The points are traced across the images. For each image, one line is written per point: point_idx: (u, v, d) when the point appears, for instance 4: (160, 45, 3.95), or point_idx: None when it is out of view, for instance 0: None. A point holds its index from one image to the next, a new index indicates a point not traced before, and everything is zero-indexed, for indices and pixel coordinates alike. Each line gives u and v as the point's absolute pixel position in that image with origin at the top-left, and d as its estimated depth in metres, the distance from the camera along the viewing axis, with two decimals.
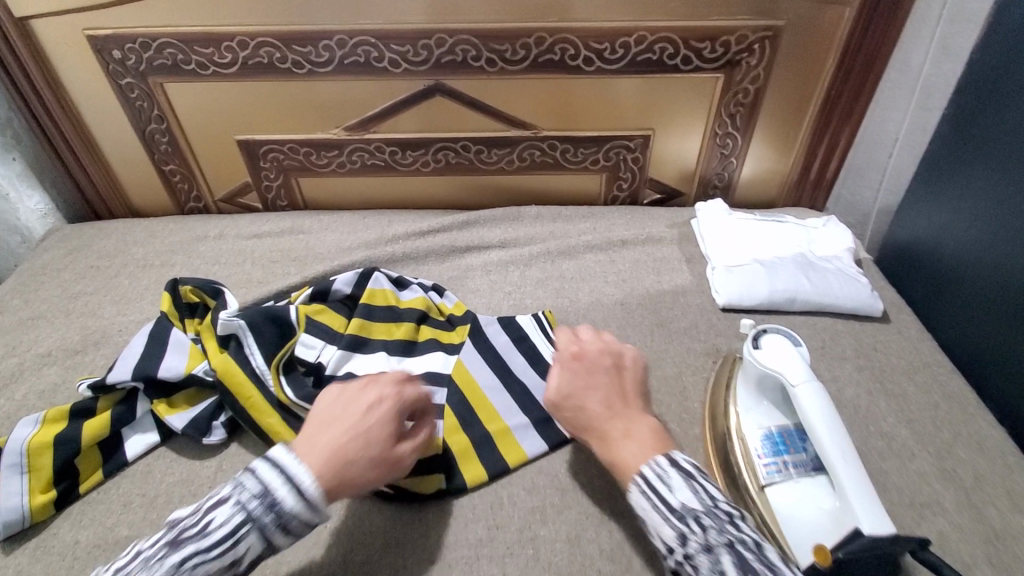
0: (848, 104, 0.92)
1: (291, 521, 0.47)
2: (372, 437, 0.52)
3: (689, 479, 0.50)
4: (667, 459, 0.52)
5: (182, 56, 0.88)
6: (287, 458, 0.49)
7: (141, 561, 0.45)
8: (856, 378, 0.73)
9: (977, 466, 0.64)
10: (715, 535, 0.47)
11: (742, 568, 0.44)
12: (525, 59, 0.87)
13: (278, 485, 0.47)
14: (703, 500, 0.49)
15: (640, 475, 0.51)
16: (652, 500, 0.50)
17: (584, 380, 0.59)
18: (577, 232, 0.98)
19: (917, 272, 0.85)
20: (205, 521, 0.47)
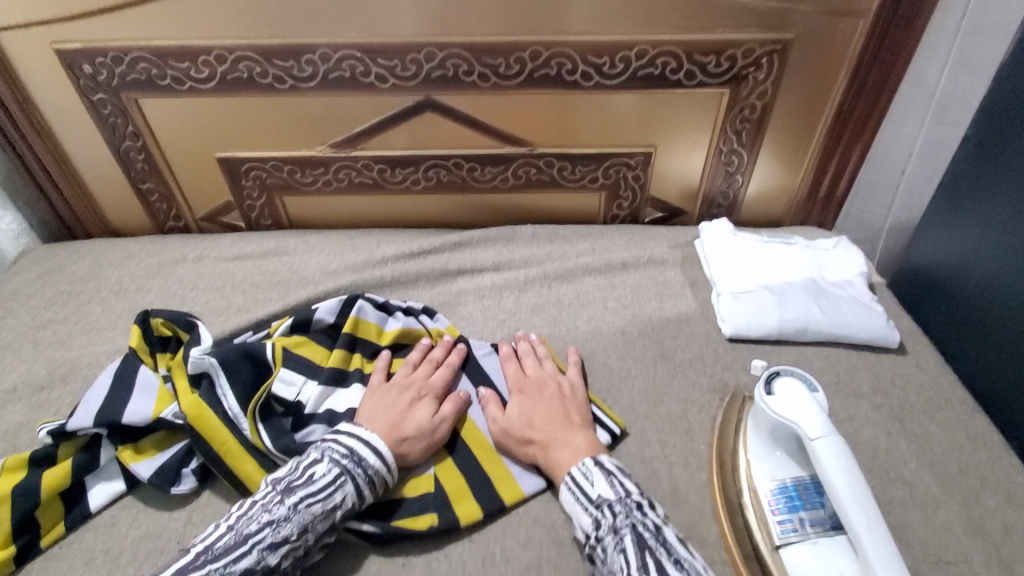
0: (860, 120, 0.88)
1: (375, 474, 0.58)
2: (419, 415, 0.64)
3: (609, 475, 0.58)
4: (592, 460, 0.60)
5: (157, 71, 0.83)
6: (361, 429, 0.61)
7: (257, 507, 0.54)
8: (872, 417, 0.69)
9: (1007, 518, 0.60)
10: (621, 518, 0.54)
11: (640, 544, 0.52)
12: (519, 73, 0.83)
13: (365, 446, 0.59)
14: (618, 491, 0.57)
15: (568, 474, 0.59)
16: (575, 495, 0.58)
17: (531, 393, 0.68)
18: (575, 253, 0.93)
19: (934, 299, 0.81)
20: (308, 474, 0.56)
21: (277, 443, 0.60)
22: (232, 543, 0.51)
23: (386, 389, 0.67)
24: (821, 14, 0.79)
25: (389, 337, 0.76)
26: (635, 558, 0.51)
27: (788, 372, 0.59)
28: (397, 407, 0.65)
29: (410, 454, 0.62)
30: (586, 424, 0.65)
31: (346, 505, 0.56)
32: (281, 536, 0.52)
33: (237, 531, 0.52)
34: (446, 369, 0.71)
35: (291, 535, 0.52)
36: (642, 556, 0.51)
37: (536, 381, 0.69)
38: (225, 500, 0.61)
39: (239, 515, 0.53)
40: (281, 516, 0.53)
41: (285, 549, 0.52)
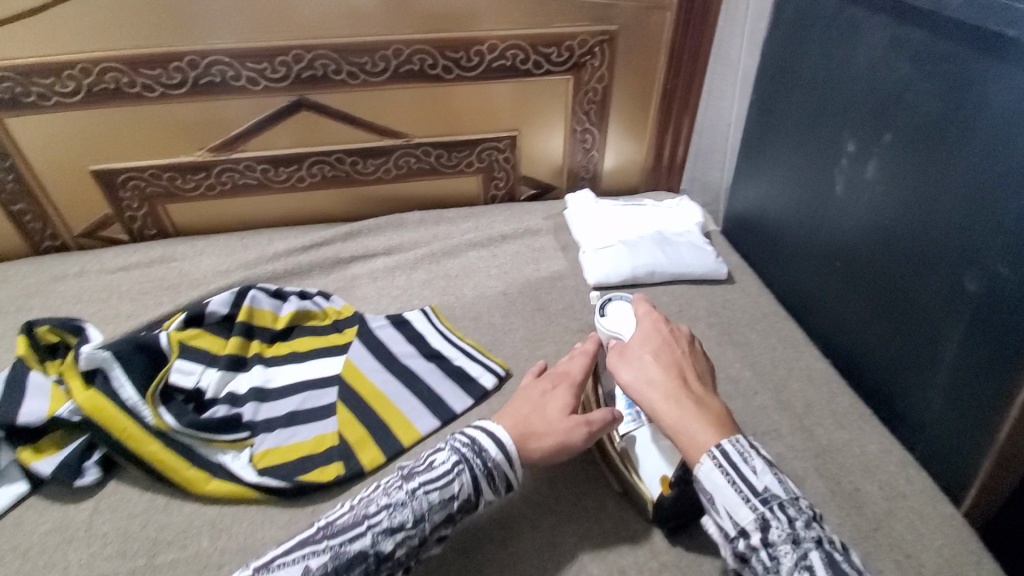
0: (684, 96, 1.05)
1: (493, 466, 0.56)
2: (557, 407, 0.61)
3: (771, 468, 0.50)
4: (745, 441, 0.52)
5: (21, 89, 0.83)
6: (490, 423, 0.59)
7: (380, 489, 0.55)
8: (708, 334, 0.84)
9: (806, 395, 0.76)
10: (804, 529, 0.47)
11: (831, 564, 0.45)
12: (385, 70, 0.91)
13: (487, 438, 0.57)
14: (786, 490, 0.49)
15: (717, 448, 0.51)
16: (735, 480, 0.49)
17: (646, 354, 0.61)
18: (460, 232, 1.03)
19: (753, 237, 0.99)
20: (429, 462, 0.56)
21: (183, 420, 0.64)
22: (350, 521, 0.52)
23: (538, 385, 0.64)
24: (637, 8, 0.94)
25: (284, 321, 0.80)
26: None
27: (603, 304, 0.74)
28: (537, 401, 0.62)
29: (542, 447, 0.58)
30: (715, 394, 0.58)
31: (461, 495, 0.55)
32: (398, 521, 0.52)
33: (357, 510, 0.53)
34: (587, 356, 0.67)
35: (408, 521, 0.52)
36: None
37: (649, 342, 0.62)
38: (132, 485, 0.64)
39: (362, 497, 0.54)
40: (400, 500, 0.53)
41: (401, 536, 0.51)
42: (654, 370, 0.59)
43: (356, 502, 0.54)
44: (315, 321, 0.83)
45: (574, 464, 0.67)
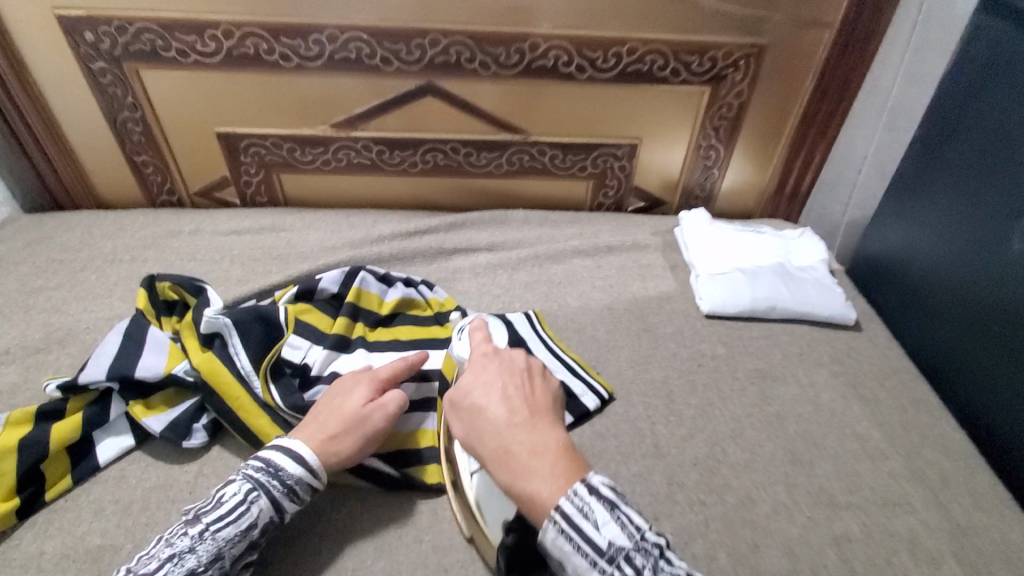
0: (823, 122, 0.97)
1: (296, 483, 0.54)
2: (351, 406, 0.58)
3: (612, 511, 0.47)
4: (583, 488, 0.48)
5: (162, 43, 0.84)
6: (283, 438, 0.56)
7: (164, 540, 0.49)
8: (834, 384, 0.77)
9: (944, 468, 0.68)
10: (649, 571, 0.45)
11: None
12: (518, 63, 0.88)
13: (282, 454, 0.54)
14: (630, 534, 0.46)
15: (558, 511, 0.47)
16: (577, 543, 0.46)
17: (487, 391, 0.56)
18: (564, 236, 0.99)
19: (885, 283, 0.90)
20: (216, 496, 0.52)
21: (287, 401, 0.62)
22: None
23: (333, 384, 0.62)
24: (791, 24, 0.88)
25: (388, 308, 0.79)
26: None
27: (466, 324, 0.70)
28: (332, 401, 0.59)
29: (337, 447, 0.56)
30: (559, 428, 0.54)
31: (262, 521, 0.52)
32: (188, 569, 0.47)
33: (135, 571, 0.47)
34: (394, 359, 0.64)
35: (201, 564, 0.48)
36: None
37: (491, 377, 0.58)
38: (236, 454, 0.63)
39: (139, 557, 0.48)
40: (186, 546, 0.48)
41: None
42: (495, 410, 0.54)
43: (131, 564, 0.48)
44: (418, 310, 0.81)
45: (682, 505, 0.62)
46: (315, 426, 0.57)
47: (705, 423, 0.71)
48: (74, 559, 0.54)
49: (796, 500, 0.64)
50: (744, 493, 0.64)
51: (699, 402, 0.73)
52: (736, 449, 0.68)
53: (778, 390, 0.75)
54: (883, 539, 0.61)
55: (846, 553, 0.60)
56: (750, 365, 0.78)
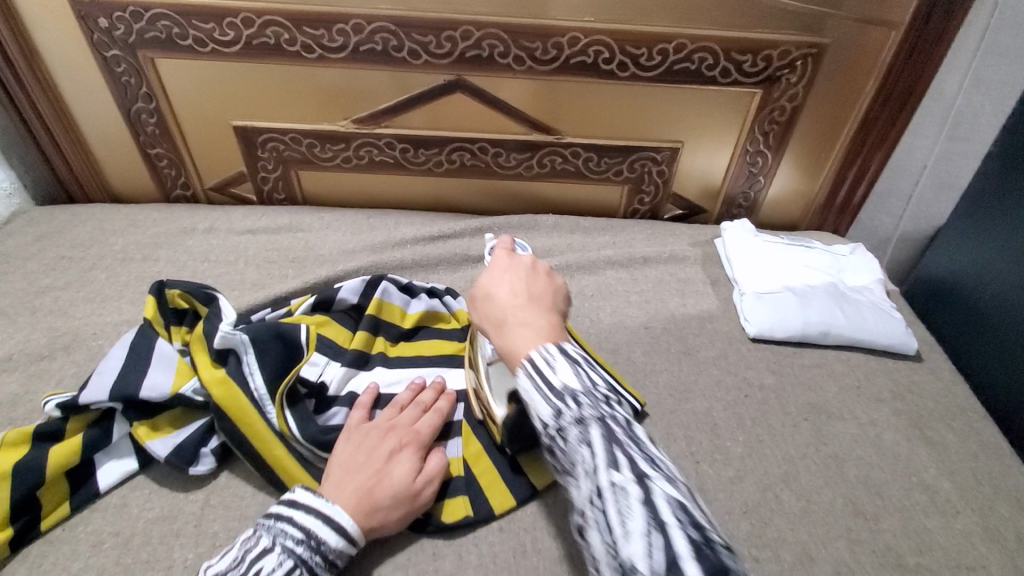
0: (883, 130, 0.88)
1: (337, 556, 0.50)
2: (397, 474, 0.55)
3: (575, 365, 0.45)
4: (554, 345, 0.47)
5: (178, 30, 0.79)
6: (322, 501, 0.52)
7: None
8: (894, 423, 0.71)
9: (1022, 525, 0.62)
10: (590, 408, 0.41)
11: (611, 441, 0.39)
12: (556, 59, 0.81)
13: (325, 525, 0.50)
14: (584, 380, 0.43)
15: (527, 357, 0.46)
16: (533, 380, 0.44)
17: (499, 282, 0.58)
18: (597, 245, 0.93)
19: (951, 310, 0.84)
20: (252, 570, 0.47)
21: (304, 433, 0.58)
22: None
23: (367, 434, 0.58)
24: (856, 22, 0.80)
25: (412, 320, 0.74)
26: (602, 451, 0.39)
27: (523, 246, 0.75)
28: (372, 462, 0.55)
29: (386, 522, 0.53)
30: (554, 318, 0.53)
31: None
32: None
33: None
34: (434, 416, 0.62)
35: None
36: (613, 455, 0.38)
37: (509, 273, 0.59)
38: (246, 481, 0.59)
39: None
40: None
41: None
42: (502, 293, 0.56)
43: None
44: (443, 322, 0.76)
45: None
46: (359, 494, 0.52)
47: (754, 463, 0.65)
48: None
49: (859, 560, 0.58)
50: (800, 547, 0.58)
51: (747, 438, 0.68)
52: (789, 495, 0.63)
53: (833, 429, 0.70)
54: None
55: None
56: (801, 398, 0.72)
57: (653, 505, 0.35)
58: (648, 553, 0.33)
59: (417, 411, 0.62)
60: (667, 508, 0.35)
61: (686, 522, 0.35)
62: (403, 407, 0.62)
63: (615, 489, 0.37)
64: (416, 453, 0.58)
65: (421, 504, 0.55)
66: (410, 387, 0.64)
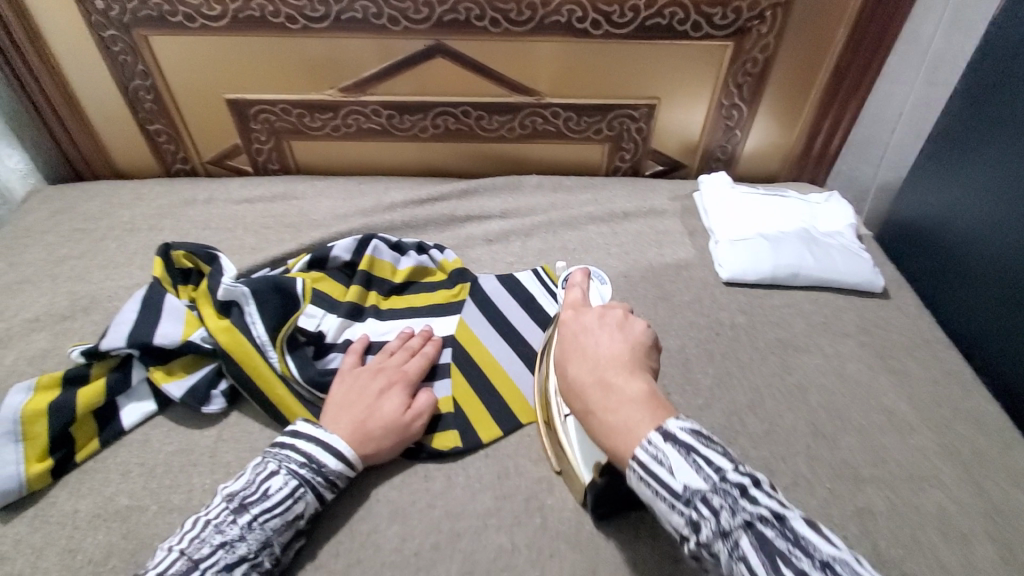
0: (858, 74, 0.92)
1: (337, 477, 0.56)
2: (388, 409, 0.61)
3: (689, 454, 0.42)
4: (658, 434, 0.43)
5: (167, 7, 0.82)
6: (321, 430, 0.57)
7: (212, 528, 0.50)
8: (858, 354, 0.75)
9: (973, 441, 0.67)
10: (728, 514, 0.39)
11: (765, 550, 0.37)
12: (530, 20, 0.84)
13: (324, 450, 0.56)
14: (709, 477, 0.41)
15: (634, 458, 0.43)
16: (653, 488, 0.42)
17: (573, 345, 0.53)
18: (579, 203, 0.96)
19: (920, 250, 0.87)
20: (261, 487, 0.53)
21: (304, 374, 0.63)
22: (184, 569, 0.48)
23: (359, 375, 0.64)
24: None
25: (402, 276, 0.79)
26: (764, 569, 0.37)
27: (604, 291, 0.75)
28: (364, 400, 0.61)
29: (379, 450, 0.59)
30: (653, 387, 0.48)
31: (307, 513, 0.54)
32: (238, 556, 0.49)
33: (188, 556, 0.48)
34: (421, 358, 0.67)
35: (249, 553, 0.50)
36: (775, 567, 0.37)
37: (582, 328, 0.54)
38: (253, 419, 0.65)
39: (188, 539, 0.50)
40: (237, 535, 0.50)
41: (243, 568, 0.49)
42: (573, 365, 0.51)
43: (183, 546, 0.49)
44: (434, 274, 0.81)
45: None
46: (353, 427, 0.58)
47: (722, 392, 0.70)
48: (104, 519, 0.56)
49: (817, 474, 0.63)
50: (761, 462, 0.64)
51: (717, 371, 0.72)
52: (755, 419, 0.68)
53: (800, 360, 0.74)
54: (908, 513, 0.60)
55: (867, 525, 0.59)
56: (770, 334, 0.77)
57: None
58: None
59: (406, 355, 0.67)
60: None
61: None
62: (391, 351, 0.68)
63: None
64: (405, 392, 0.63)
65: (412, 434, 0.61)
66: (399, 334, 0.70)
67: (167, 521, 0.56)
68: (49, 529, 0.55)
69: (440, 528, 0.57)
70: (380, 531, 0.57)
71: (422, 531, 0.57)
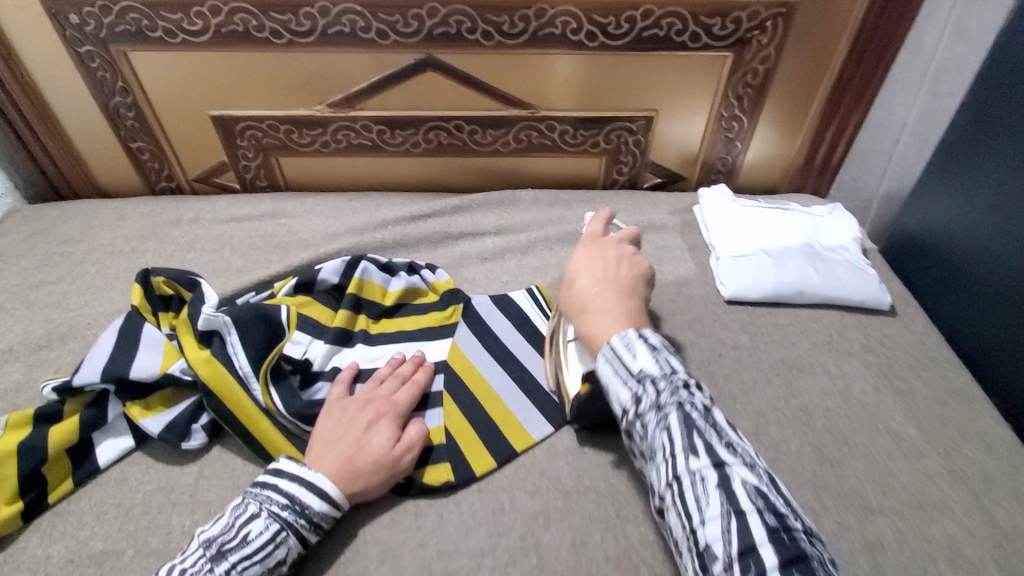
0: (859, 89, 0.90)
1: (321, 519, 0.53)
2: (376, 442, 0.58)
3: (652, 351, 0.52)
4: (637, 337, 0.54)
5: (148, 23, 0.80)
6: (304, 469, 0.54)
7: None
8: (866, 375, 0.73)
9: (989, 468, 0.64)
10: (666, 395, 0.49)
11: (687, 426, 0.47)
12: (523, 32, 0.82)
13: (308, 491, 0.53)
14: (663, 367, 0.51)
15: (609, 344, 0.54)
16: (614, 365, 0.53)
17: (588, 266, 0.62)
18: (576, 217, 0.94)
19: (926, 263, 0.84)
20: (241, 532, 0.50)
21: (289, 407, 0.60)
22: None
23: (346, 407, 0.60)
24: None
25: (392, 298, 0.76)
26: (682, 438, 0.47)
27: (621, 224, 0.77)
28: (352, 432, 0.58)
29: (367, 488, 0.56)
30: (638, 300, 0.60)
31: (290, 559, 0.51)
32: None
33: None
34: (412, 386, 0.64)
35: None
36: (693, 442, 0.46)
37: (599, 257, 0.63)
38: (236, 454, 0.61)
39: None
40: None
41: None
42: (585, 283, 0.60)
43: None
44: (425, 295, 0.78)
45: None
46: (340, 463, 0.55)
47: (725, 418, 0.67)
48: (77, 565, 0.53)
49: (826, 505, 0.60)
50: None
51: (720, 395, 0.69)
52: (760, 447, 0.65)
53: (806, 383, 0.71)
54: (922, 547, 0.57)
55: (880, 561, 0.56)
56: (775, 355, 0.74)
57: (731, 489, 0.44)
58: (726, 535, 0.42)
59: (396, 383, 0.64)
60: (745, 493, 0.44)
61: (763, 506, 0.43)
62: (381, 379, 0.64)
63: (694, 475, 0.45)
64: (395, 423, 0.60)
65: (403, 469, 0.58)
66: (390, 361, 0.66)
67: (143, 566, 0.53)
68: None
69: (431, 569, 0.54)
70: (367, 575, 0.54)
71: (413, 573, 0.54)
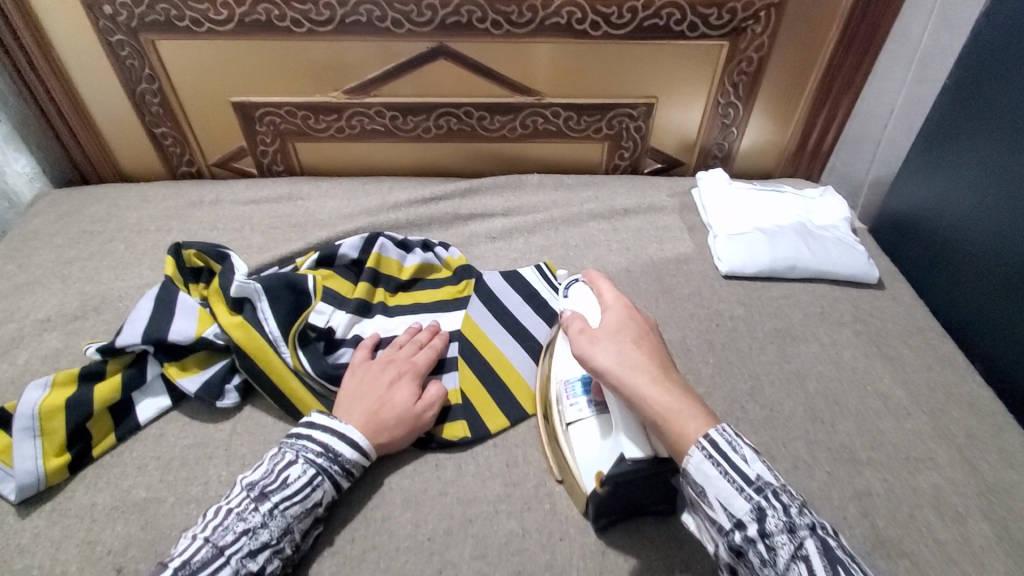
0: (849, 75, 0.94)
1: (353, 466, 0.58)
2: (399, 399, 0.62)
3: (759, 457, 0.48)
4: (722, 433, 0.48)
5: (176, 12, 0.84)
6: (336, 421, 0.59)
7: (234, 516, 0.52)
8: (855, 343, 0.77)
9: (969, 424, 0.68)
10: (797, 514, 0.46)
11: (826, 553, 0.44)
12: (531, 22, 0.86)
13: (340, 440, 0.57)
14: (777, 477, 0.48)
15: (706, 443, 0.47)
16: (722, 467, 0.47)
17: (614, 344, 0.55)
18: (580, 200, 0.98)
19: (913, 241, 0.89)
20: (281, 475, 0.55)
21: (317, 368, 0.65)
22: (209, 556, 0.49)
23: (368, 370, 0.65)
24: None
25: (408, 273, 0.80)
26: (824, 569, 0.43)
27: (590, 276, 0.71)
28: (375, 391, 0.62)
29: (392, 440, 0.60)
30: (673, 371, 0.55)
31: (325, 501, 0.55)
32: (260, 543, 0.51)
33: (212, 543, 0.50)
34: (430, 350, 0.68)
35: (271, 540, 0.51)
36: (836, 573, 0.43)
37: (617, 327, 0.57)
38: (266, 412, 0.66)
39: (213, 527, 0.51)
40: (259, 523, 0.51)
41: (266, 554, 0.51)
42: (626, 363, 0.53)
43: (207, 534, 0.51)
44: (438, 270, 0.83)
45: None
46: (366, 417, 0.60)
47: (723, 381, 0.72)
48: (123, 511, 0.57)
49: (817, 457, 0.65)
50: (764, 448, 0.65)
51: (718, 361, 0.74)
52: (755, 407, 0.69)
53: (798, 349, 0.76)
54: (906, 495, 0.62)
55: (867, 507, 0.61)
56: (769, 325, 0.79)
57: None
58: None
59: (415, 347, 0.69)
60: None
61: None
62: (399, 344, 0.69)
63: None
64: (416, 382, 0.64)
65: (424, 424, 0.62)
66: (408, 328, 0.71)
67: (185, 512, 0.57)
68: (67, 523, 0.56)
69: (451, 514, 0.59)
70: (393, 519, 0.58)
71: (435, 517, 0.59)
